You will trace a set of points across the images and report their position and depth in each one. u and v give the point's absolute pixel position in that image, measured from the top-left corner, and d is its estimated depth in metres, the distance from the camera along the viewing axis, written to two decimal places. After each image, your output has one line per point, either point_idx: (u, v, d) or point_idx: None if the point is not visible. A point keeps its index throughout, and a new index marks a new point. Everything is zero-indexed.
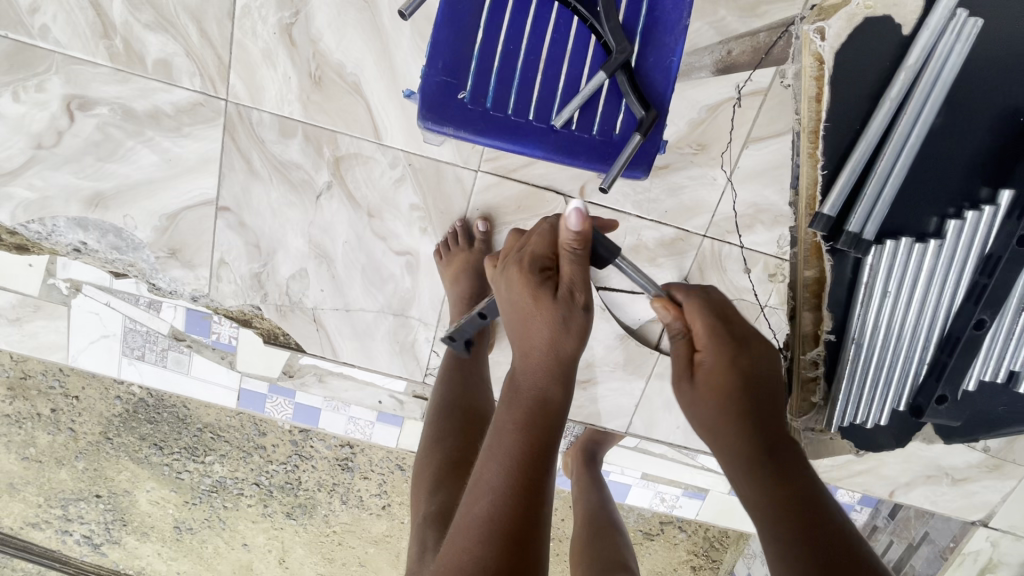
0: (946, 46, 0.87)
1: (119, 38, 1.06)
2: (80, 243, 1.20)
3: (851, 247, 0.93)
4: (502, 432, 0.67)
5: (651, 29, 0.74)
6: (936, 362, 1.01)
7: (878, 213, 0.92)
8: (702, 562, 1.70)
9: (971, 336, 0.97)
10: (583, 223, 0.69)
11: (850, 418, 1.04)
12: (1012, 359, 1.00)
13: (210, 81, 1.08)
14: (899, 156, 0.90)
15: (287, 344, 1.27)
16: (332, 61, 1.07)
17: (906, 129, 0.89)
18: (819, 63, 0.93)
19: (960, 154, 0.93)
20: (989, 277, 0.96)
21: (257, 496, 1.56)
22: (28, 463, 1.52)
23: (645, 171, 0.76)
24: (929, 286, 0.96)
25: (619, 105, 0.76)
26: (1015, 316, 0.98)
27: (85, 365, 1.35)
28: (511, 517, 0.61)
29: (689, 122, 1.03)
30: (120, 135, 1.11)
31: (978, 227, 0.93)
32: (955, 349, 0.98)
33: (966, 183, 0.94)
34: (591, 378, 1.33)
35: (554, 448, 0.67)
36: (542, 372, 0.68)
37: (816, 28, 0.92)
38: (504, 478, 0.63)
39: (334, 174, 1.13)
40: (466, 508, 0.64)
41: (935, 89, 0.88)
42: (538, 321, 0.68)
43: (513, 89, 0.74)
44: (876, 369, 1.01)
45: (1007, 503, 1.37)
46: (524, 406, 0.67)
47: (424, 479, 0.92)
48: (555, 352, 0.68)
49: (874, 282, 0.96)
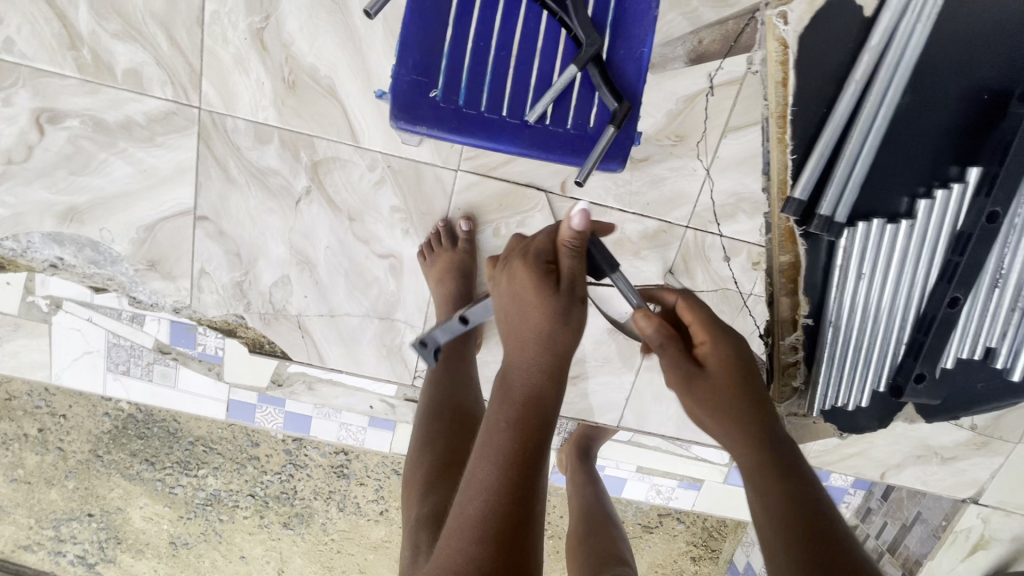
0: (908, 26, 0.88)
1: (87, 49, 1.04)
2: (57, 259, 1.18)
3: (823, 231, 0.95)
4: (494, 430, 0.66)
5: (620, 20, 0.74)
6: (913, 342, 1.02)
7: (848, 195, 0.94)
8: (702, 551, 1.70)
9: (945, 314, 0.98)
10: (585, 223, 0.71)
11: (831, 402, 1.06)
12: (988, 336, 1.00)
13: (182, 89, 1.07)
14: (865, 139, 0.92)
15: (273, 352, 1.26)
16: (304, 65, 1.06)
17: (873, 113, 0.91)
18: (783, 48, 0.97)
19: (928, 134, 0.94)
20: (961, 255, 0.96)
21: (252, 508, 1.54)
22: (17, 485, 1.49)
23: (621, 164, 0.76)
24: (903, 267, 0.97)
25: (592, 99, 0.76)
26: (990, 292, 0.98)
27: (70, 383, 1.33)
28: (504, 517, 0.61)
29: (666, 113, 1.03)
30: (92, 147, 1.09)
31: (948, 207, 0.94)
32: (930, 328, 0.99)
33: (934, 163, 0.95)
34: (581, 373, 1.32)
35: (545, 446, 0.66)
36: (534, 369, 0.67)
37: (777, 12, 0.96)
38: (496, 480, 0.62)
39: (313, 178, 1.12)
40: (458, 509, 0.64)
41: (899, 71, 0.90)
42: (537, 311, 0.67)
43: (485, 86, 0.73)
44: (854, 351, 1.02)
45: (996, 479, 1.39)
46: (516, 404, 0.66)
47: (415, 481, 0.91)
48: (549, 344, 0.67)
49: (848, 265, 0.98)
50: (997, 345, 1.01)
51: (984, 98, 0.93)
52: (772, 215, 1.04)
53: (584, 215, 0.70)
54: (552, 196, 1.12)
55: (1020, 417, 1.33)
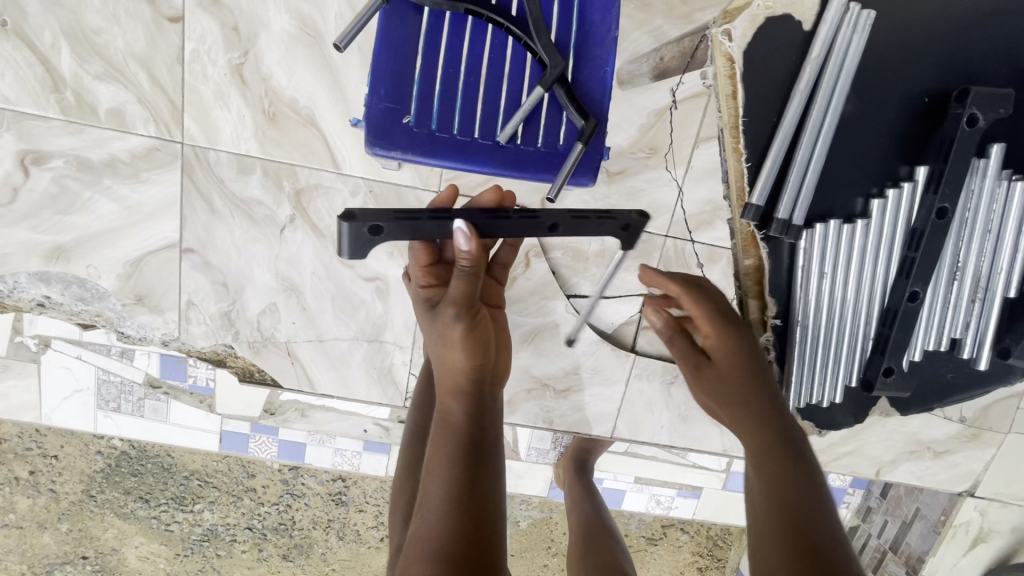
0: (845, 37, 0.92)
1: (69, 91, 1.06)
2: (44, 298, 1.18)
3: (783, 234, 0.97)
4: (435, 455, 0.74)
5: (582, 42, 0.77)
6: (880, 336, 1.02)
7: (804, 198, 0.96)
8: (707, 562, 1.68)
9: (907, 308, 0.97)
10: (470, 242, 0.73)
11: (805, 399, 1.06)
12: (952, 326, 0.99)
13: (165, 126, 1.09)
14: (816, 142, 0.95)
15: (263, 380, 1.26)
16: (284, 97, 1.09)
17: (819, 116, 0.93)
18: (730, 63, 1.01)
19: (879, 136, 0.97)
20: (915, 251, 0.96)
21: (250, 541, 1.52)
22: (9, 530, 1.47)
23: (592, 177, 0.79)
24: (861, 265, 0.98)
25: (560, 117, 0.78)
26: (949, 283, 0.98)
27: (60, 422, 1.33)
28: (454, 530, 0.66)
29: (639, 127, 1.07)
30: (77, 186, 1.11)
31: (900, 205, 0.96)
32: (894, 321, 0.99)
33: (885, 164, 0.98)
34: (574, 386, 1.31)
35: (481, 459, 0.73)
36: (451, 391, 0.79)
37: (723, 31, 1.00)
38: (445, 494, 0.69)
39: (296, 207, 1.14)
40: (414, 534, 0.68)
41: (842, 79, 0.93)
42: (453, 342, 0.78)
43: (457, 111, 0.76)
44: (823, 349, 1.02)
45: (990, 470, 1.40)
46: (451, 427, 0.76)
47: (399, 507, 0.95)
48: (471, 364, 0.79)
49: (810, 266, 1.00)
50: (961, 335, 1.00)
51: (925, 101, 0.96)
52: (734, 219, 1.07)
53: (469, 240, 0.72)
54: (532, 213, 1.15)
55: (1007, 408, 1.35)
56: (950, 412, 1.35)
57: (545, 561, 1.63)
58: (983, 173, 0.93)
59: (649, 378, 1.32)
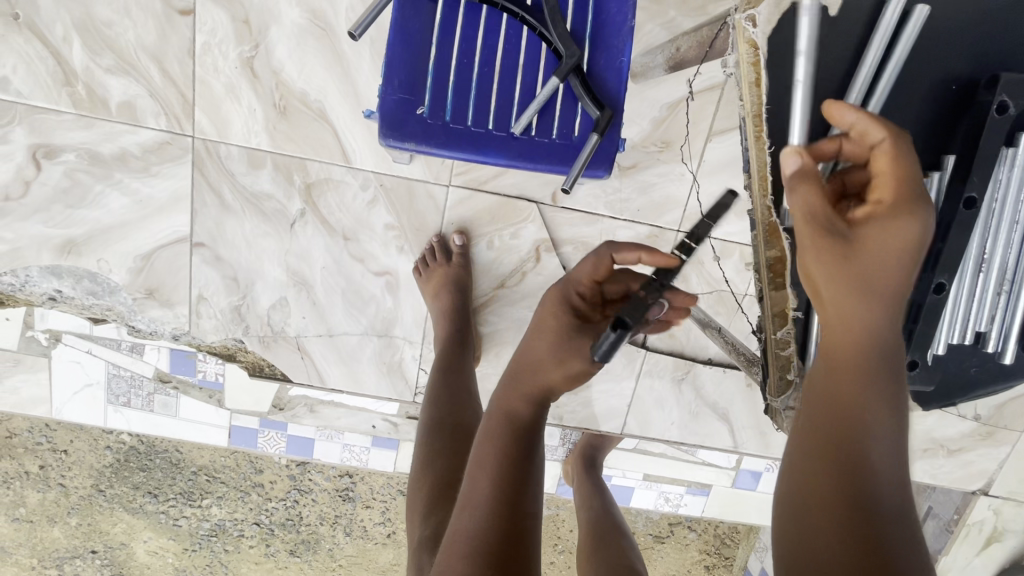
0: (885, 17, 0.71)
1: (81, 84, 1.06)
2: (55, 292, 1.19)
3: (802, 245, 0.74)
4: (483, 447, 0.73)
5: (598, 32, 0.76)
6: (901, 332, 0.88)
7: None
8: (715, 560, 1.67)
9: (933, 302, 0.84)
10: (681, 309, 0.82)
11: None
12: (976, 320, 0.93)
13: (176, 119, 1.09)
14: None
15: (273, 375, 1.26)
16: (295, 90, 1.08)
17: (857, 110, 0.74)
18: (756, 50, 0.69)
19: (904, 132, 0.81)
20: (943, 242, 0.83)
21: (257, 537, 1.52)
22: (20, 524, 1.48)
23: (607, 170, 0.77)
24: None
25: (575, 108, 0.77)
26: (975, 275, 0.90)
27: (71, 417, 1.33)
28: (497, 530, 0.65)
29: (651, 121, 1.10)
30: (89, 180, 1.11)
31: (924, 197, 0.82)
32: (918, 316, 0.85)
33: None
34: (584, 382, 1.32)
35: (529, 460, 0.72)
36: (520, 391, 0.76)
37: (747, 14, 0.69)
38: (491, 489, 0.68)
39: (306, 201, 1.14)
40: (455, 527, 0.68)
41: (891, 60, 0.72)
42: (562, 359, 0.76)
43: (471, 101, 0.75)
44: None
45: (1004, 469, 1.38)
46: (505, 418, 0.74)
47: (417, 503, 0.95)
48: (561, 381, 0.76)
49: None
50: (985, 329, 0.94)
51: (951, 89, 0.79)
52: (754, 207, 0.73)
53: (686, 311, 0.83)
54: (544, 208, 1.16)
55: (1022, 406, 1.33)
56: (965, 410, 1.33)
57: (553, 558, 1.62)
58: (1012, 161, 0.85)
59: (658, 375, 1.32)
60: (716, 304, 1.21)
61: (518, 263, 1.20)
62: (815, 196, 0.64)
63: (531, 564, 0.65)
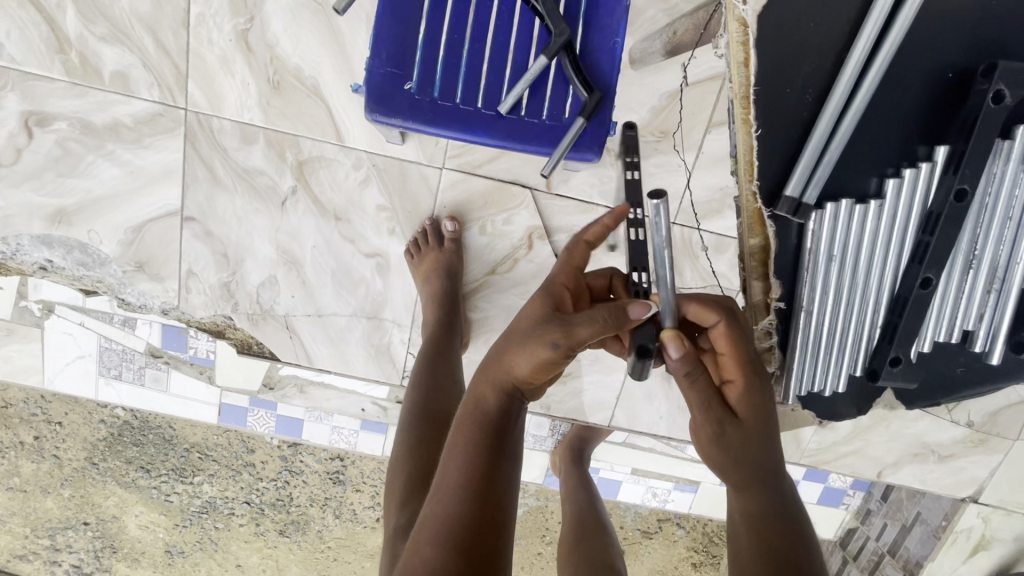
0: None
1: (74, 52, 1.06)
2: (46, 261, 1.18)
3: (792, 212, 0.88)
4: (458, 439, 0.71)
5: (592, 12, 0.75)
6: (888, 325, 0.96)
7: (818, 176, 0.86)
8: (703, 558, 1.66)
9: (918, 296, 0.92)
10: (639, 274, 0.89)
11: (806, 388, 0.98)
12: (964, 319, 0.96)
13: (169, 91, 1.08)
14: (843, 117, 0.85)
15: (262, 353, 1.25)
16: (289, 66, 1.07)
17: (852, 84, 0.84)
18: (744, 28, 0.84)
19: (896, 117, 0.89)
20: (931, 235, 0.91)
21: (247, 515, 1.53)
22: (13, 493, 1.49)
23: (597, 153, 0.76)
24: (870, 254, 0.91)
25: (566, 89, 0.76)
26: (964, 273, 0.93)
27: (62, 388, 1.33)
28: (468, 522, 0.64)
29: (649, 110, 1.09)
30: (81, 149, 1.10)
31: (917, 185, 0.89)
32: (903, 310, 0.93)
33: (902, 142, 0.90)
34: (573, 372, 1.32)
35: (505, 452, 0.70)
36: (490, 383, 0.74)
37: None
38: (463, 478, 0.67)
39: (299, 178, 1.13)
40: (426, 514, 0.67)
41: (886, 40, 0.82)
42: (527, 346, 0.72)
43: (460, 78, 0.74)
44: (828, 337, 0.95)
45: (996, 477, 1.37)
46: (479, 411, 0.72)
47: (395, 493, 0.93)
48: (528, 367, 0.72)
49: (818, 248, 0.91)
50: (974, 328, 0.97)
51: (949, 76, 0.87)
52: (741, 192, 0.90)
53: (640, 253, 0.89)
54: (538, 194, 1.14)
55: (1016, 414, 1.31)
56: (957, 415, 1.32)
57: (539, 549, 1.62)
58: (1007, 156, 0.87)
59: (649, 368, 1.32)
60: None
61: (511, 249, 1.18)
62: (702, 383, 0.70)
63: (502, 557, 0.65)
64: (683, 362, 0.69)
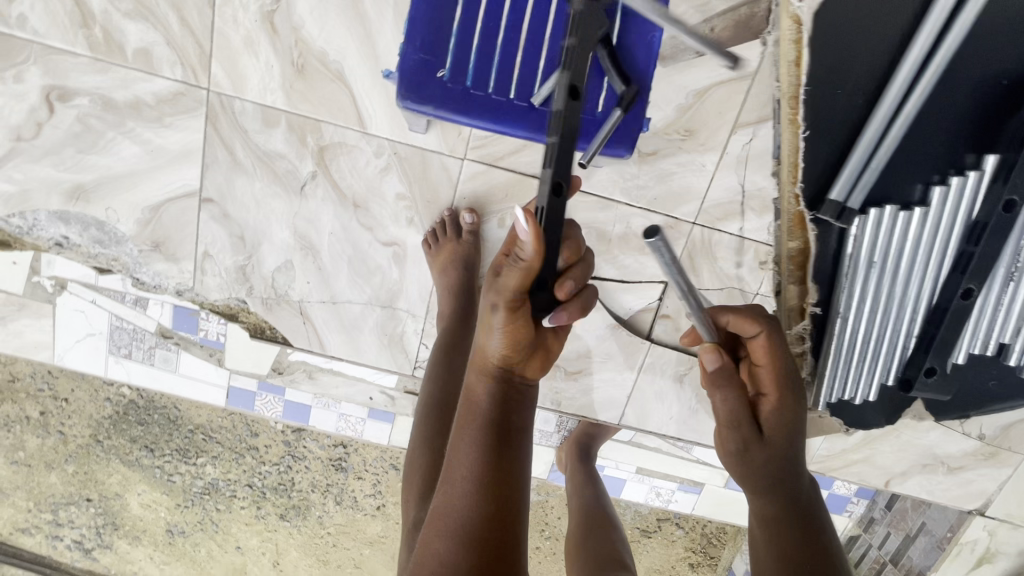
0: (927, 27, 0.93)
1: (98, 28, 1.05)
2: (62, 238, 1.18)
3: (835, 216, 1.02)
4: (461, 437, 0.69)
5: (632, 6, 0.74)
6: (925, 335, 1.08)
7: (864, 180, 1.00)
8: (700, 559, 1.66)
9: (958, 306, 1.03)
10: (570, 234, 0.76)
11: (837, 395, 1.13)
12: (1000, 332, 1.06)
13: (192, 70, 1.07)
14: (892, 123, 0.98)
15: (274, 338, 1.26)
16: (314, 49, 1.06)
17: (902, 95, 0.97)
18: (797, 27, 1.00)
19: (945, 119, 1.00)
20: (975, 246, 1.01)
21: (249, 498, 1.53)
22: (17, 467, 1.50)
23: (629, 150, 0.76)
24: (911, 272, 1.03)
25: (601, 83, 0.75)
26: (1004, 287, 1.03)
27: (72, 364, 1.33)
28: (481, 520, 0.64)
29: (676, 108, 1.07)
30: (101, 126, 1.10)
31: (963, 195, 0.99)
32: (942, 320, 1.05)
33: (948, 152, 1.01)
34: (584, 369, 1.31)
35: (509, 450, 0.68)
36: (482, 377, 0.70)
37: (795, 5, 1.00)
38: (470, 474, 0.66)
39: (318, 164, 1.12)
40: (438, 507, 0.67)
41: (933, 60, 0.94)
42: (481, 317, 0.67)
43: (493, 67, 0.73)
44: (863, 342, 1.09)
45: (1004, 491, 1.36)
46: (475, 409, 0.69)
47: (412, 487, 0.94)
48: (503, 350, 0.67)
49: (857, 255, 1.04)
50: (1008, 341, 1.07)
51: (999, 84, 0.99)
52: (784, 194, 1.08)
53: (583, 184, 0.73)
54: None
55: None
56: (969, 428, 1.31)
57: (538, 543, 1.62)
58: None
59: (660, 369, 1.31)
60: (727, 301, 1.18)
61: None
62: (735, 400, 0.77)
63: (517, 552, 0.64)
64: (717, 374, 0.77)
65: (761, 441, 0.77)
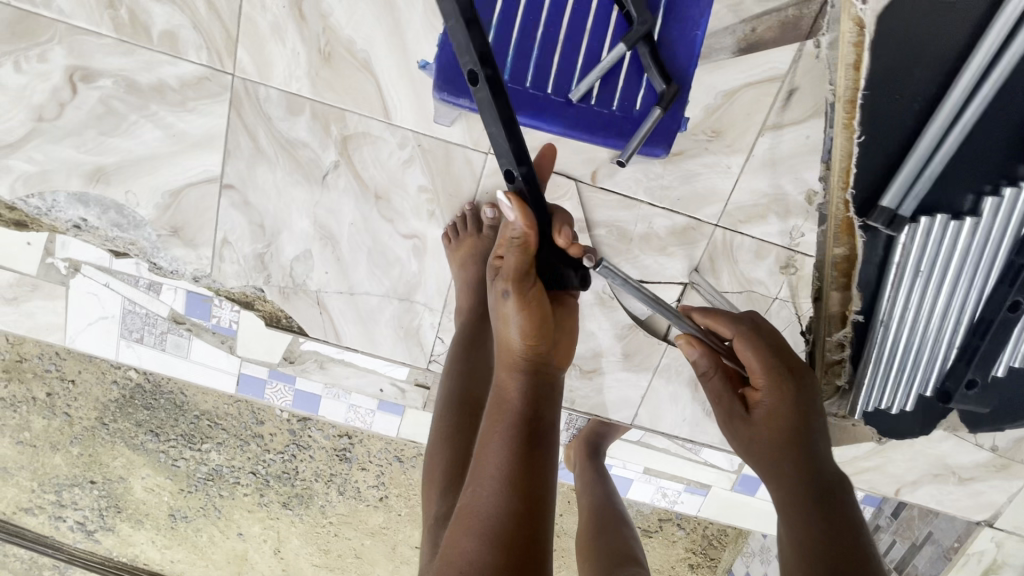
0: (993, 32, 0.93)
1: (124, 9, 1.03)
2: (80, 220, 1.17)
3: (885, 223, 1.01)
4: (489, 433, 0.70)
5: (674, 4, 0.74)
6: (968, 346, 1.08)
7: (917, 189, 0.99)
8: (699, 560, 1.67)
9: (1003, 318, 1.04)
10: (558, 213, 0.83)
11: (873, 403, 1.13)
12: None
13: (218, 55, 1.06)
14: (949, 130, 0.97)
15: (289, 327, 1.25)
16: (341, 37, 1.05)
17: (962, 100, 0.95)
18: (858, 28, 0.97)
19: (1004, 125, 1.00)
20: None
21: (253, 486, 1.53)
22: (23, 447, 1.50)
23: (665, 150, 0.75)
24: (959, 281, 1.03)
25: (640, 81, 0.75)
26: None
27: (83, 347, 1.32)
28: (511, 517, 0.63)
29: (704, 109, 1.06)
30: (124, 109, 1.09)
31: (1013, 206, 1.00)
32: (986, 332, 1.05)
33: (1004, 161, 1.01)
34: (597, 368, 1.31)
35: (536, 447, 0.69)
36: (508, 373, 0.73)
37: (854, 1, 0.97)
38: (497, 471, 0.66)
39: (341, 153, 1.11)
40: (466, 504, 0.66)
41: (996, 67, 0.93)
42: (497, 313, 0.73)
43: (531, 62, 0.73)
44: (902, 353, 1.08)
45: (1013, 504, 1.36)
46: (504, 405, 0.71)
47: (433, 483, 0.92)
48: (526, 339, 0.72)
49: (905, 262, 1.03)
50: None
51: None
52: (832, 199, 1.06)
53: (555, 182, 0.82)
54: (582, 186, 1.11)
55: None
56: (983, 439, 1.30)
57: None
58: None
59: (674, 371, 1.31)
60: (745, 304, 1.18)
61: None
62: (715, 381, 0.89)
63: (544, 552, 0.64)
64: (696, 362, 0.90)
65: (746, 422, 0.85)
